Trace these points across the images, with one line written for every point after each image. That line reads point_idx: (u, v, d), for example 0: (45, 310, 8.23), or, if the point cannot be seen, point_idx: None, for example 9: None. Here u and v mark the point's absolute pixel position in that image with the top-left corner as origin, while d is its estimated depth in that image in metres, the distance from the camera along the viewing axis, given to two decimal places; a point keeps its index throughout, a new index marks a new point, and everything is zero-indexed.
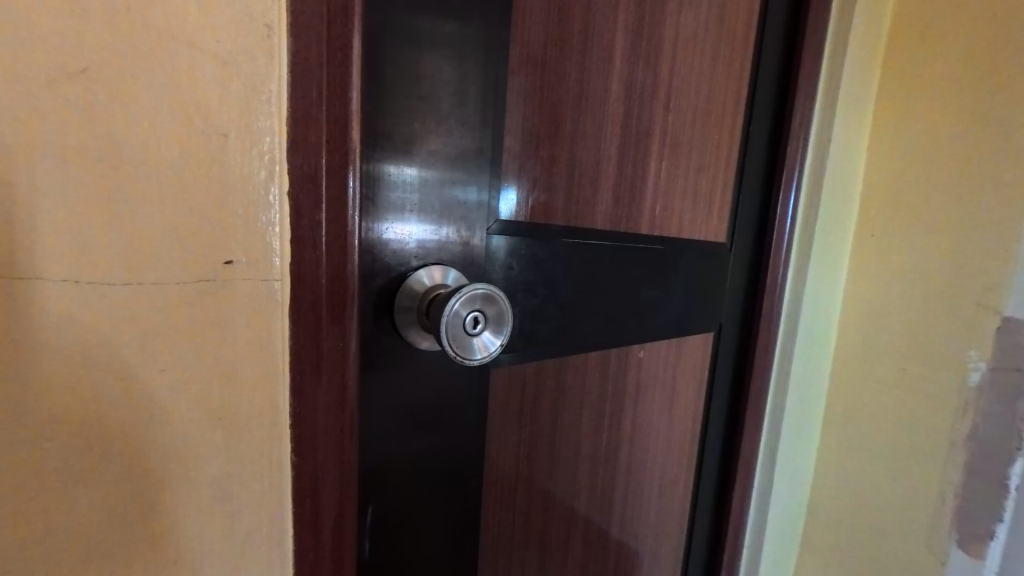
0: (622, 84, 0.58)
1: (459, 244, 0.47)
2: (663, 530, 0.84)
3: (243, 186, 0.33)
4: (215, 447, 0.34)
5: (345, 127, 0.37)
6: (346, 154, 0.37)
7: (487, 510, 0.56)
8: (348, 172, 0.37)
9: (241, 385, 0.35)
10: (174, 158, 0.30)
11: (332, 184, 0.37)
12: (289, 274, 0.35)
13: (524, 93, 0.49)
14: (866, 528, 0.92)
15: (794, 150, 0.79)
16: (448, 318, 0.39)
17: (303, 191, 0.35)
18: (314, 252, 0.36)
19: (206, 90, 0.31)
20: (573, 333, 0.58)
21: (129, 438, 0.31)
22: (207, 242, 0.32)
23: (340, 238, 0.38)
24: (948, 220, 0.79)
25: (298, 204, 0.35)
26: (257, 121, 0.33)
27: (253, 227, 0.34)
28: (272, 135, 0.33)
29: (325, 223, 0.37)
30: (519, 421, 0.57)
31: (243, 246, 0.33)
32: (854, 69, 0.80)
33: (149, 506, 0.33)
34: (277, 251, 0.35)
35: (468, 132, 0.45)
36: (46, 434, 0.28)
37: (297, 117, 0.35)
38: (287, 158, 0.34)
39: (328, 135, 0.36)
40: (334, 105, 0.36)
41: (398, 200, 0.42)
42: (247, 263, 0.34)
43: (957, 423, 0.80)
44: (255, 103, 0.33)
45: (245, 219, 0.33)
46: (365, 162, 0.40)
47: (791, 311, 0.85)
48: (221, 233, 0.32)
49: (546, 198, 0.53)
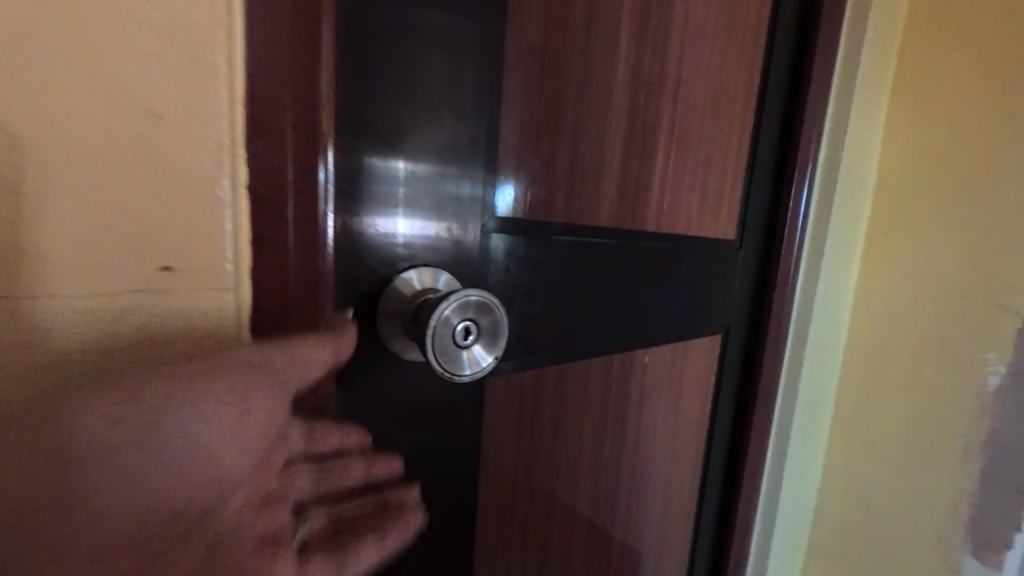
0: (627, 71, 0.54)
1: (450, 243, 0.43)
2: (667, 541, 0.81)
3: (194, 182, 0.30)
4: (204, 441, 0.31)
5: (313, 111, 0.33)
6: (315, 142, 0.34)
7: (483, 528, 0.53)
8: (320, 161, 0.34)
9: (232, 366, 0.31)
10: (104, 143, 0.27)
11: (298, 178, 0.33)
12: (244, 280, 0.33)
13: (525, 78, 0.46)
14: (879, 538, 0.89)
15: (807, 141, 0.76)
16: (437, 326, 0.35)
17: (266, 185, 0.32)
18: (280, 253, 0.34)
19: (143, 70, 0.28)
20: (574, 338, 0.55)
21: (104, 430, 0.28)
22: (148, 242, 0.29)
23: (308, 239, 0.35)
24: (965, 218, 0.76)
25: (264, 199, 0.32)
26: (205, 107, 0.30)
27: (210, 228, 0.31)
28: (222, 121, 0.31)
29: (292, 222, 0.34)
30: (517, 432, 0.53)
31: (186, 249, 0.31)
32: (871, 59, 0.77)
33: (130, 514, 0.28)
34: (237, 254, 0.32)
35: (461, 121, 0.42)
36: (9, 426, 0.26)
37: (257, 101, 0.31)
38: (245, 147, 0.31)
39: (294, 121, 0.33)
40: (300, 87, 0.33)
41: (382, 195, 0.38)
42: (196, 268, 0.31)
43: (974, 428, 0.78)
44: (202, 86, 0.30)
45: (201, 219, 0.31)
46: (343, 150, 0.36)
47: (801, 311, 0.81)
48: (171, 231, 0.30)
49: (546, 194, 0.50)
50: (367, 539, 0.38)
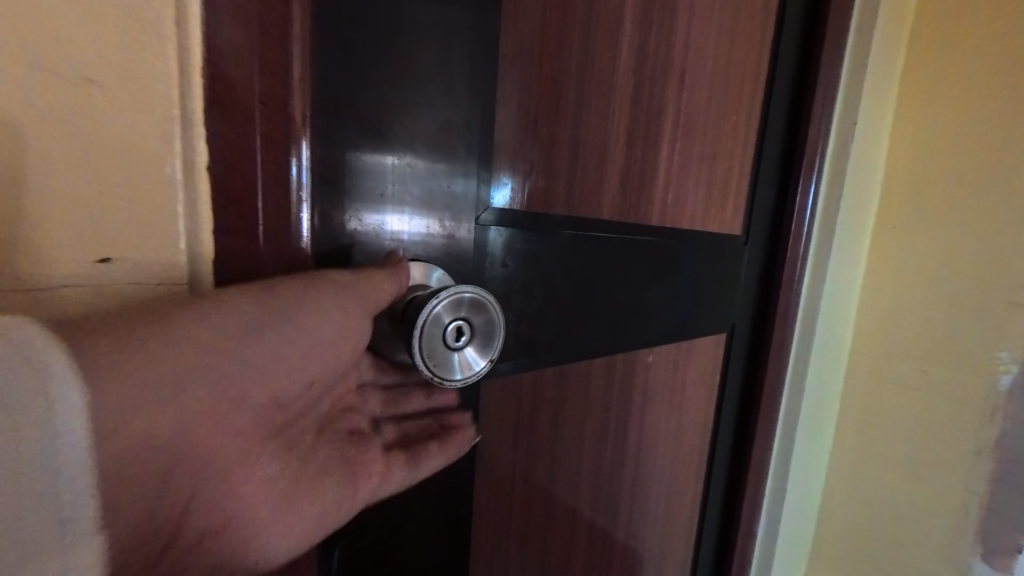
0: (631, 55, 0.51)
1: (442, 237, 0.40)
2: (669, 545, 0.78)
3: (140, 169, 0.27)
4: (297, 372, 0.30)
5: (286, 87, 0.31)
6: (288, 122, 0.31)
7: (479, 537, 0.50)
8: (294, 144, 0.31)
9: (302, 307, 0.29)
10: (30, 114, 0.23)
11: (268, 161, 0.31)
12: (203, 274, 0.29)
13: (523, 59, 0.43)
14: (887, 541, 0.86)
15: (815, 132, 0.74)
16: (426, 325, 0.33)
17: (231, 168, 0.30)
18: (249, 244, 0.31)
19: (77, 29, 0.24)
20: (575, 337, 0.52)
21: (182, 365, 0.25)
22: (86, 230, 0.26)
23: (280, 229, 0.32)
24: (978, 212, 0.74)
25: (228, 189, 0.30)
26: (157, 78, 0.27)
27: (159, 221, 0.28)
28: (176, 94, 0.27)
29: (263, 209, 0.31)
30: (515, 436, 0.51)
31: (133, 239, 0.27)
32: (881, 47, 0.75)
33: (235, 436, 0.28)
34: (192, 249, 0.29)
35: (453, 104, 0.38)
36: (86, 360, 0.22)
37: (218, 74, 0.28)
38: (206, 126, 0.28)
39: (264, 99, 0.30)
40: (270, 61, 0.30)
41: (366, 184, 0.35)
42: (143, 260, 0.27)
43: (985, 428, 0.76)
44: (151, 53, 0.26)
45: (148, 211, 0.27)
46: (320, 133, 0.32)
47: (809, 308, 0.79)
48: (111, 225, 0.26)
49: (545, 184, 0.47)
50: (431, 448, 0.39)
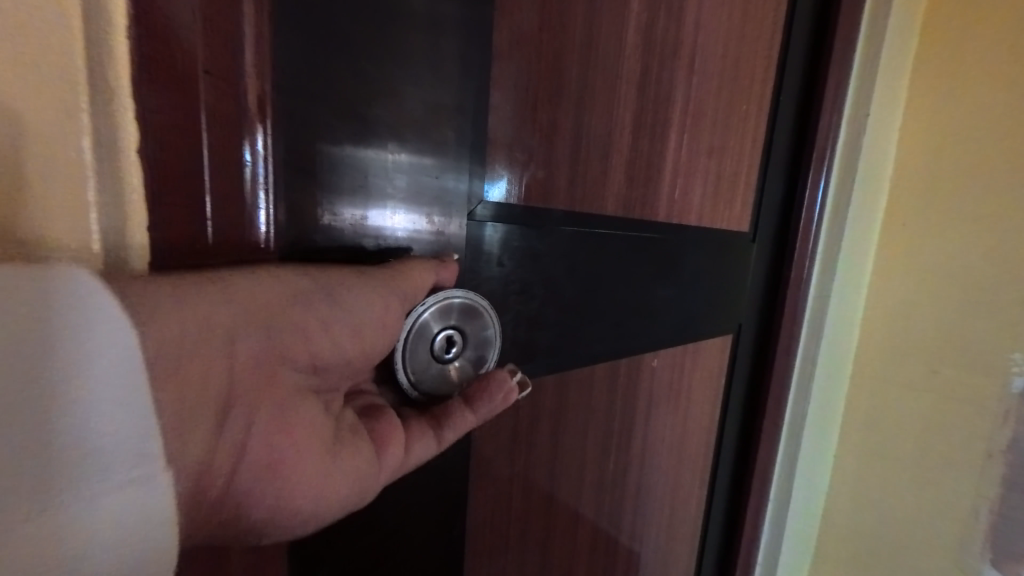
0: (639, 36, 0.47)
1: (431, 234, 0.36)
2: (672, 555, 0.75)
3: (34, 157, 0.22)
4: (316, 356, 0.29)
5: (235, 51, 0.26)
6: (239, 95, 0.27)
7: (474, 559, 0.46)
8: (253, 122, 0.27)
9: (340, 293, 0.29)
10: None
11: (216, 140, 0.26)
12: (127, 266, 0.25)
13: (522, 36, 0.39)
14: (895, 549, 0.83)
15: (827, 122, 0.70)
16: (416, 331, 0.34)
17: (168, 148, 0.25)
18: (194, 240, 0.27)
19: None
20: (576, 341, 0.49)
21: (236, 322, 0.25)
22: None
23: (235, 221, 0.28)
24: (993, 206, 0.71)
25: (165, 179, 0.25)
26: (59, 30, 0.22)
27: (62, 221, 0.23)
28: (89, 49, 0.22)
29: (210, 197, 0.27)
30: (512, 448, 0.47)
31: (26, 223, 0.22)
32: (896, 33, 0.71)
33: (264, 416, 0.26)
34: (112, 253, 0.24)
35: (443, 83, 0.34)
36: (150, 308, 0.22)
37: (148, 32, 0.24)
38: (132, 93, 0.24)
39: (210, 66, 0.25)
40: (216, 19, 0.25)
41: (346, 174, 0.31)
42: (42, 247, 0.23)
43: (997, 432, 0.73)
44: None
45: (48, 209, 0.22)
46: (290, 111, 0.28)
47: (817, 307, 0.76)
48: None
49: (545, 176, 0.43)
50: (465, 412, 0.35)
